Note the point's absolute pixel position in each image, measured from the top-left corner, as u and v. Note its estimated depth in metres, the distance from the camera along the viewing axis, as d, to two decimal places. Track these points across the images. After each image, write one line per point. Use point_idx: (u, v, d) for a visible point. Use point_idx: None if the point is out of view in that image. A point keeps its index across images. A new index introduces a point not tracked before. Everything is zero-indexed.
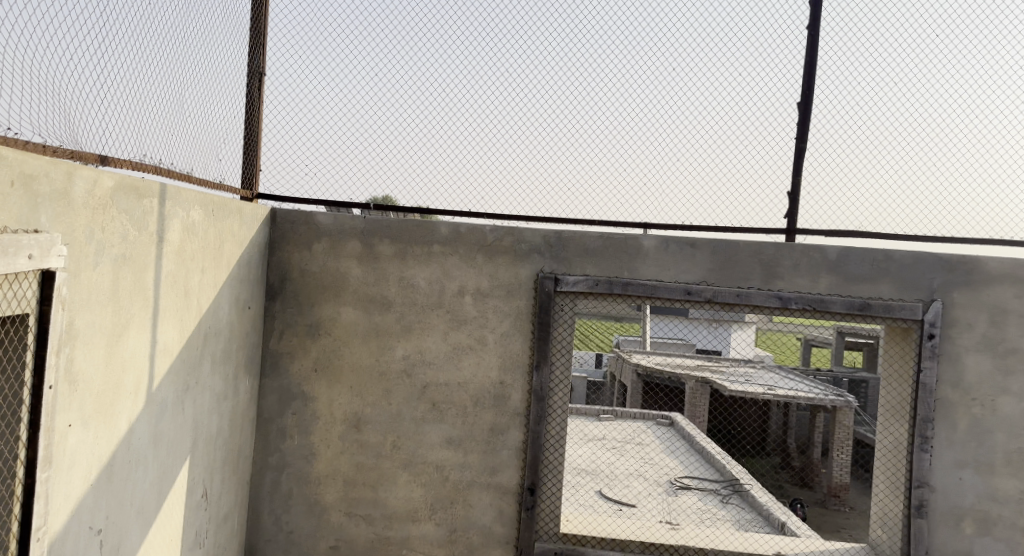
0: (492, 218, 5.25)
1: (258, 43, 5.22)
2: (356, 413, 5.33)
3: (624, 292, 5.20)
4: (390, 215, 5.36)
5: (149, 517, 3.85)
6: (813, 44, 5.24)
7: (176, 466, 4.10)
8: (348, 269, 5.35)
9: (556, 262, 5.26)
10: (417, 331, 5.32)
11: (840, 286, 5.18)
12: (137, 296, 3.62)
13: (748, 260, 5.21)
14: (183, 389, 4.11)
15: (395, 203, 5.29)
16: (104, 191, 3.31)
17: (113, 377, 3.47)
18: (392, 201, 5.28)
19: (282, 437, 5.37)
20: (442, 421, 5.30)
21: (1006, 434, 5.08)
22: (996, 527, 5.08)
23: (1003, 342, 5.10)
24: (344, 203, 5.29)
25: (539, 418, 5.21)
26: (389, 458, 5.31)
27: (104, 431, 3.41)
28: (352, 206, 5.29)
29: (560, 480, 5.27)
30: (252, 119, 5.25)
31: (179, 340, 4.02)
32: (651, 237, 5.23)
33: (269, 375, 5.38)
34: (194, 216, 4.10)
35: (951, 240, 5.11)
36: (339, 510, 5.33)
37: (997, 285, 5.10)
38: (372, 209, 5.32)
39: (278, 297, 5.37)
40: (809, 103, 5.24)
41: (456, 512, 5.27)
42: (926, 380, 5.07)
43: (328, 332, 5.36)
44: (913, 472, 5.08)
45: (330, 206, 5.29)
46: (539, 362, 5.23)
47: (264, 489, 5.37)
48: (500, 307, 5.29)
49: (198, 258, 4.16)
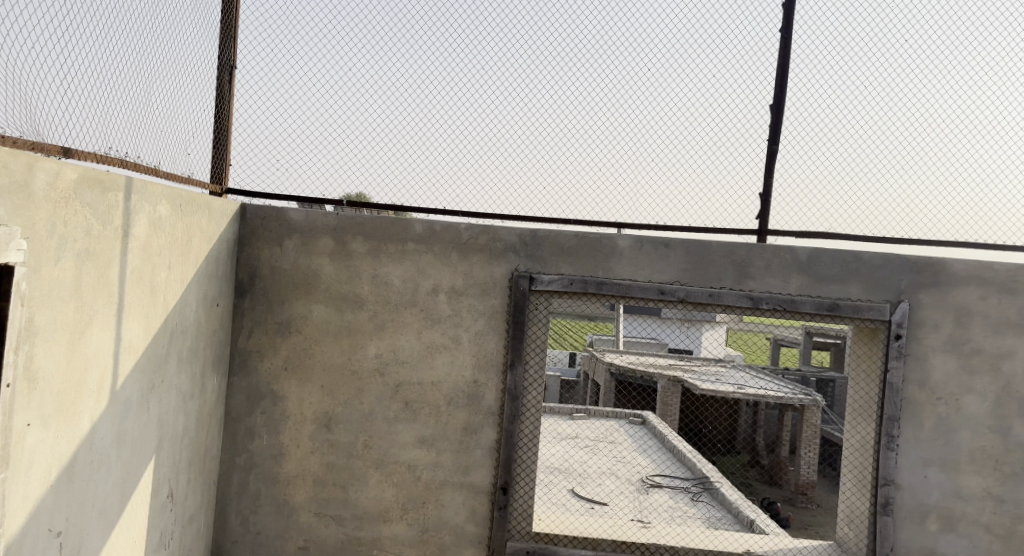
0: (466, 216, 5.23)
1: (229, 36, 5.17)
2: (327, 413, 5.29)
3: (598, 291, 5.20)
4: (365, 212, 5.33)
5: (111, 518, 3.79)
6: (785, 46, 5.28)
7: (140, 467, 4.04)
8: (319, 266, 5.31)
9: (530, 260, 5.25)
10: (389, 330, 5.29)
11: (810, 286, 5.22)
12: (101, 292, 3.56)
13: (720, 260, 5.23)
14: (149, 387, 4.05)
15: (368, 199, 5.24)
16: (67, 184, 3.25)
17: (75, 374, 3.42)
18: (365, 198, 5.23)
19: (250, 436, 5.32)
20: (415, 420, 5.27)
21: (970, 433, 5.14)
22: (960, 525, 5.14)
23: (969, 343, 5.16)
24: (318, 199, 5.24)
25: (513, 418, 5.20)
26: (360, 458, 5.27)
27: (65, 430, 3.35)
28: (326, 203, 5.25)
29: (533, 479, 5.27)
30: (223, 113, 5.19)
31: (144, 337, 3.96)
32: (627, 237, 5.24)
33: (238, 373, 5.33)
34: (161, 211, 4.04)
35: (920, 242, 5.16)
36: (308, 510, 5.28)
37: (964, 286, 5.16)
38: (344, 205, 5.27)
39: (247, 294, 5.32)
40: (781, 105, 5.28)
41: (427, 511, 5.25)
42: (893, 379, 5.13)
43: (299, 330, 5.31)
44: (880, 471, 5.14)
45: (302, 201, 5.25)
46: (513, 361, 5.22)
47: (232, 489, 5.31)
48: (473, 306, 5.28)
49: (165, 253, 4.10)
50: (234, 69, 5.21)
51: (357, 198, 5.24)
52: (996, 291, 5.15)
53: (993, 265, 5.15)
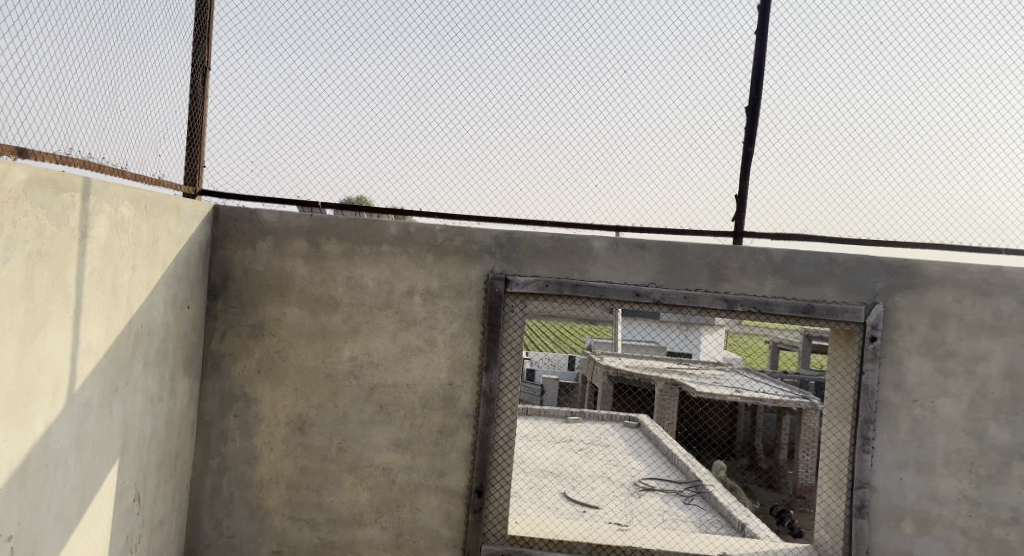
0: (442, 218, 5.20)
1: (202, 36, 5.12)
2: (301, 415, 5.25)
3: (574, 293, 5.19)
4: (362, 215, 5.29)
5: (70, 522, 3.74)
6: (761, 49, 5.29)
7: (103, 470, 3.99)
8: (293, 268, 5.27)
9: (506, 262, 5.23)
10: (364, 333, 5.25)
11: (785, 288, 5.23)
12: (56, 293, 3.51)
13: (696, 263, 5.23)
14: (111, 390, 4.00)
15: (369, 203, 5.20)
16: (16, 184, 3.21)
17: (27, 376, 3.38)
18: (365, 201, 5.19)
19: (223, 440, 5.27)
20: (390, 423, 5.23)
21: (945, 435, 5.16)
22: (936, 527, 5.16)
23: (943, 345, 5.18)
24: (303, 202, 5.20)
25: (489, 420, 5.18)
26: (335, 461, 5.23)
27: (16, 432, 3.31)
28: (323, 206, 5.20)
29: (508, 482, 5.25)
30: (197, 115, 5.14)
31: (105, 340, 3.91)
32: (603, 238, 5.23)
33: (211, 376, 5.28)
34: (123, 212, 3.99)
35: (893, 244, 5.18)
36: (281, 514, 5.24)
37: (938, 289, 5.19)
38: (344, 209, 5.22)
39: (220, 296, 5.27)
40: (756, 108, 5.29)
41: (402, 515, 5.21)
42: (867, 381, 5.15)
43: (273, 333, 5.27)
44: (856, 473, 5.15)
45: (297, 204, 5.20)
46: (489, 363, 5.20)
47: (204, 492, 5.26)
48: (449, 308, 5.25)
49: (128, 255, 4.05)
50: (208, 70, 5.17)
51: (358, 201, 5.21)
52: (970, 294, 5.17)
53: (967, 268, 5.17)
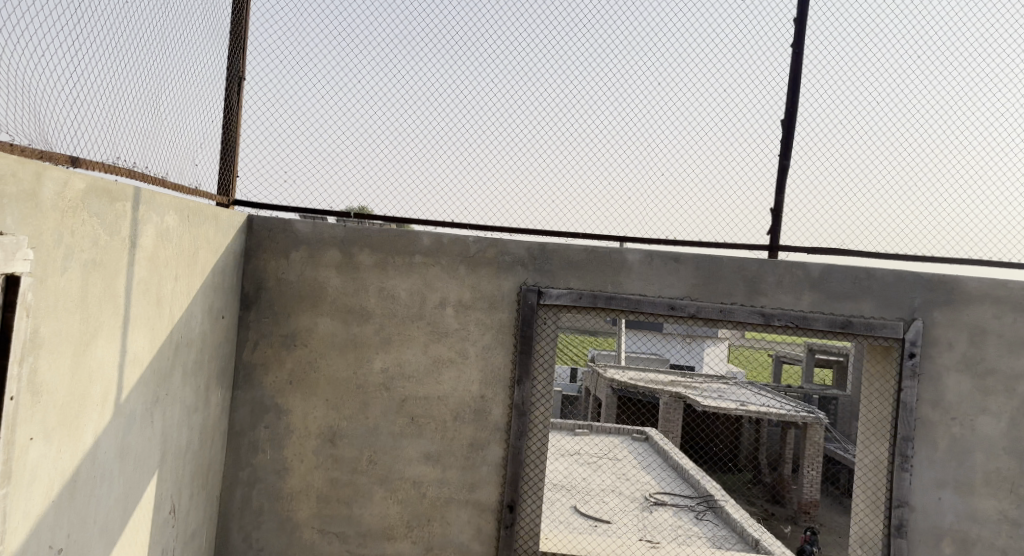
0: (474, 228, 5.16)
1: (238, 47, 5.13)
2: (332, 427, 5.21)
3: (607, 306, 5.13)
4: (367, 223, 5.28)
5: (114, 534, 3.72)
6: (797, 61, 5.22)
7: (144, 480, 3.97)
8: (326, 278, 5.25)
9: (539, 274, 5.19)
10: (396, 344, 5.22)
11: (823, 303, 5.15)
12: (107, 303, 3.50)
13: (731, 275, 5.16)
14: (153, 401, 3.98)
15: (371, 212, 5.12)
16: (74, 194, 3.21)
17: (79, 387, 3.35)
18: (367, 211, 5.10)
19: (254, 451, 5.24)
20: (421, 435, 5.18)
21: (984, 454, 5.05)
22: (975, 547, 5.04)
23: (982, 362, 5.08)
24: (309, 211, 5.18)
25: (521, 434, 5.12)
26: (365, 474, 5.19)
27: (68, 444, 3.29)
28: (328, 214, 5.18)
29: (540, 497, 5.16)
30: (231, 124, 5.13)
31: (150, 350, 3.89)
32: (635, 251, 5.17)
33: (242, 386, 5.25)
34: (168, 221, 3.98)
35: (932, 258, 5.10)
36: (311, 527, 5.20)
37: (978, 305, 5.09)
38: (350, 217, 5.18)
39: (253, 306, 5.26)
40: (792, 120, 5.22)
41: (432, 529, 5.15)
42: (907, 399, 5.06)
43: (305, 343, 5.24)
44: (894, 492, 5.05)
45: (305, 213, 5.19)
46: (522, 376, 5.14)
47: (233, 505, 5.23)
48: (481, 319, 5.20)
49: (171, 266, 4.04)
50: (242, 80, 5.17)
51: (361, 211, 5.13)
52: (1011, 310, 5.07)
53: (1008, 284, 5.07)
